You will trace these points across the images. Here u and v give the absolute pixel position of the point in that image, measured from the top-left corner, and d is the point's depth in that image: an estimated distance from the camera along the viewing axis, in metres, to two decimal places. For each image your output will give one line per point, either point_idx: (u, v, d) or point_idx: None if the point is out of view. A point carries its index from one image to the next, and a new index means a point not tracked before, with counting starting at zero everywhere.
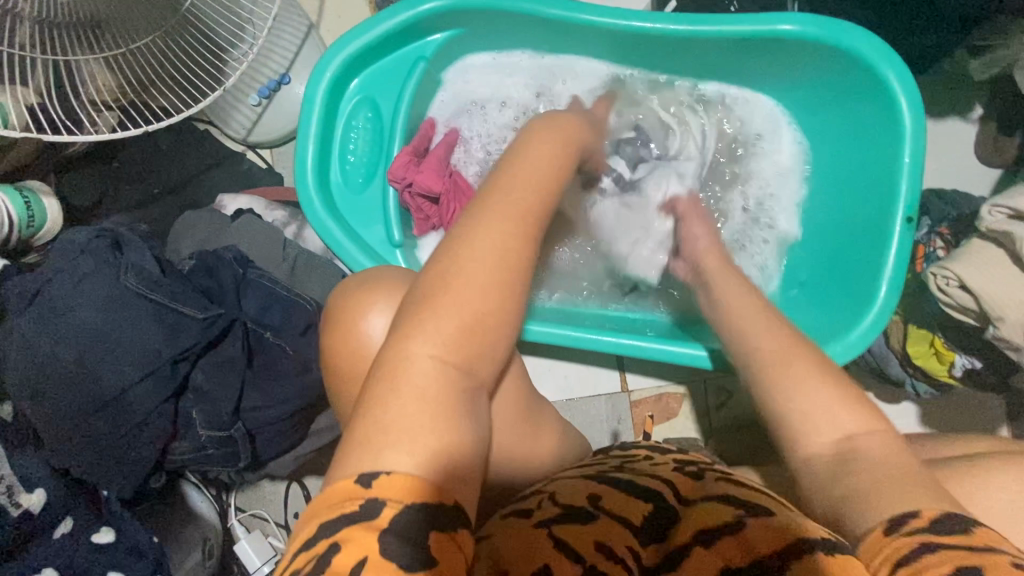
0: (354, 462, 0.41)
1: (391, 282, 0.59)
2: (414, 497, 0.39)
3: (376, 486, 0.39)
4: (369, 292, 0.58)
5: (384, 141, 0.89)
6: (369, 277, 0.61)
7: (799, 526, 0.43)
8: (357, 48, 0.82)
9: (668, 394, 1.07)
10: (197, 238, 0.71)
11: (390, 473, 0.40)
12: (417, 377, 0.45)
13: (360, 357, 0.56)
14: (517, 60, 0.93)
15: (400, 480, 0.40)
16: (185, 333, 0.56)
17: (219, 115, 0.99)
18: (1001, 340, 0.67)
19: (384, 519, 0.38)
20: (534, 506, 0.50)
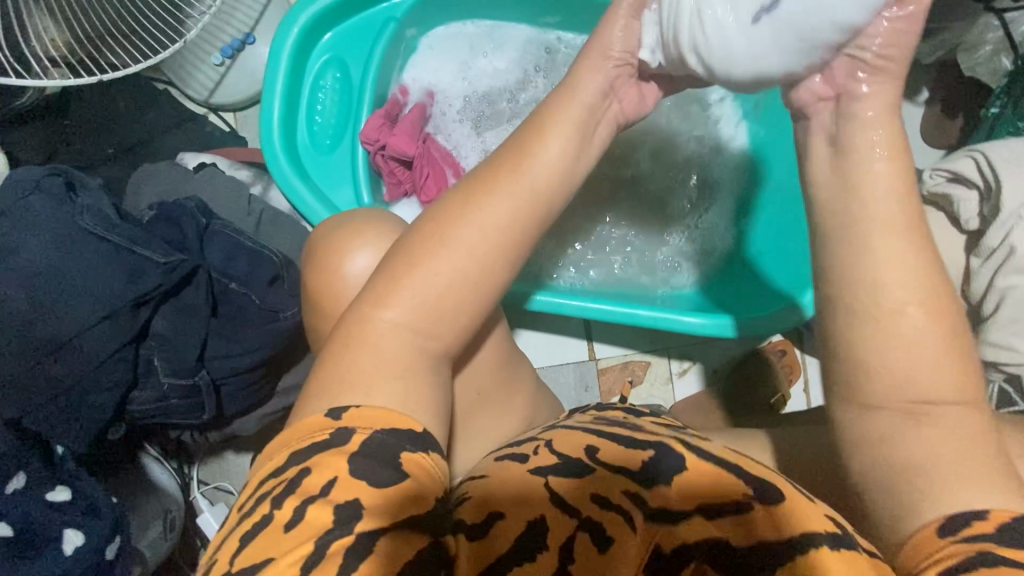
0: (340, 395, 0.44)
1: (364, 222, 0.59)
2: (389, 427, 0.43)
3: (346, 418, 0.42)
4: (343, 232, 0.58)
5: (352, 103, 0.87)
6: (346, 218, 0.61)
7: (810, 510, 0.39)
8: (325, 4, 0.81)
9: (634, 363, 1.10)
10: (157, 189, 0.69)
11: (365, 406, 0.43)
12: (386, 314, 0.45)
13: (327, 301, 0.55)
14: (488, 31, 0.94)
15: (377, 412, 0.43)
16: (147, 276, 0.56)
17: (179, 74, 0.96)
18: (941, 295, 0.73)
19: (356, 444, 0.41)
20: (532, 451, 0.48)
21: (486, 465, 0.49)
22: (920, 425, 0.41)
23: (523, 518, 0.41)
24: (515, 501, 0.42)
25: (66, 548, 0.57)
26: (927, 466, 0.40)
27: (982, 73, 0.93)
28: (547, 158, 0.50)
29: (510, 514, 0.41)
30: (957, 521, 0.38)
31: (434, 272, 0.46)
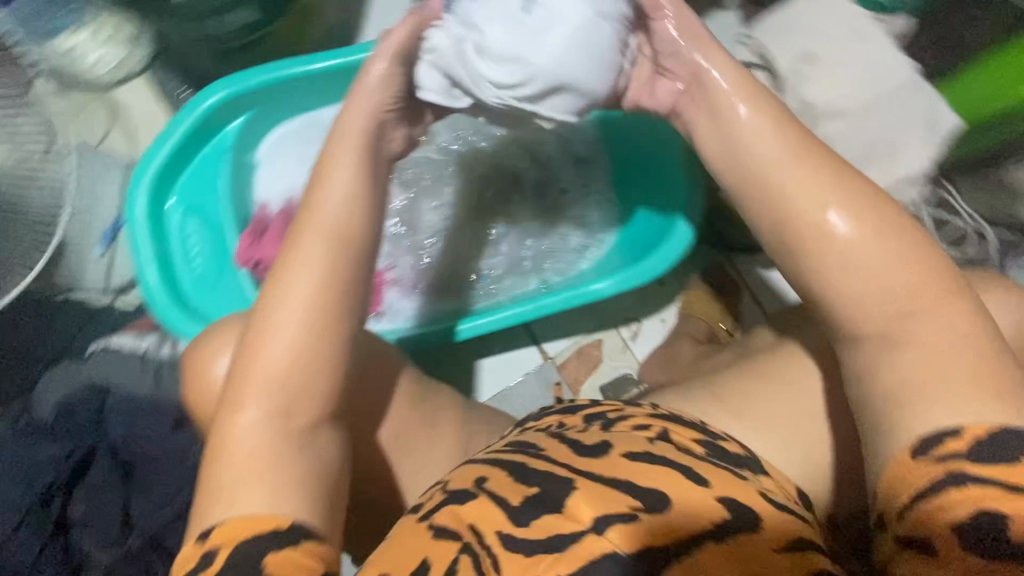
0: (215, 505, 0.49)
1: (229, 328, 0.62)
2: (257, 533, 0.47)
3: (218, 535, 0.48)
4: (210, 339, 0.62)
5: (221, 236, 0.93)
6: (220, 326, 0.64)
7: (686, 516, 0.47)
8: (158, 164, 0.88)
9: (586, 346, 1.13)
10: (59, 386, 0.74)
11: (228, 521, 0.48)
12: (243, 445, 0.51)
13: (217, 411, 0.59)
14: (315, 121, 1.03)
15: (242, 523, 0.48)
16: (47, 472, 0.68)
17: (72, 276, 1.03)
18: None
19: (220, 562, 0.46)
20: (432, 499, 0.54)
21: (395, 530, 0.53)
22: (887, 346, 0.52)
23: (410, 563, 0.48)
24: (411, 548, 0.49)
25: None
26: (899, 385, 0.51)
27: None
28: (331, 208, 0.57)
29: (394, 567, 0.48)
30: (927, 442, 0.48)
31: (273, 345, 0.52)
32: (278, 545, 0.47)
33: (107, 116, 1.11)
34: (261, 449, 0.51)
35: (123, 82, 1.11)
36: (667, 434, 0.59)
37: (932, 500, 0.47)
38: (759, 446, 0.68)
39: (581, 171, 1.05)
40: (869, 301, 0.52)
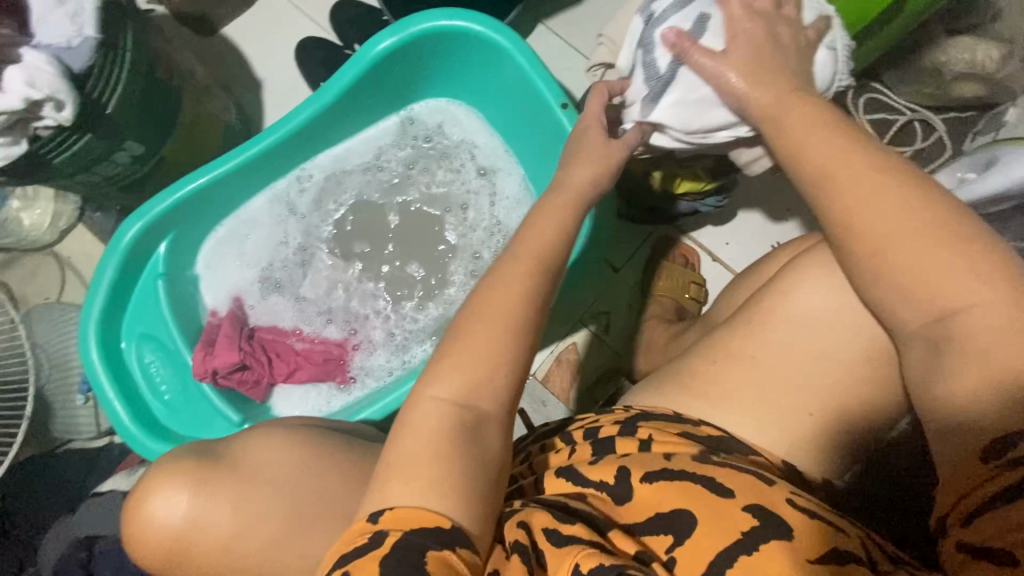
0: (381, 496, 0.45)
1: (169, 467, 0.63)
2: (419, 527, 0.43)
3: (383, 518, 0.44)
4: (146, 482, 0.62)
5: (180, 356, 0.96)
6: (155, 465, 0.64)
7: (720, 525, 0.50)
8: (99, 309, 0.91)
9: (564, 353, 1.12)
10: (57, 542, 0.76)
11: (398, 506, 0.44)
12: (432, 423, 0.48)
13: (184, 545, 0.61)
14: (239, 220, 1.05)
15: (409, 511, 0.44)
16: None
17: (65, 429, 1.08)
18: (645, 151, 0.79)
19: (389, 546, 0.42)
20: None
21: None
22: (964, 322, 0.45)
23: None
24: None
25: None
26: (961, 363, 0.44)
27: None
28: None
29: None
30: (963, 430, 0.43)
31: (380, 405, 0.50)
32: (427, 543, 0.42)
33: (58, 269, 1.16)
34: (394, 461, 0.47)
35: (65, 234, 1.17)
36: (651, 442, 0.61)
37: (975, 518, 0.41)
38: (724, 423, 0.67)
39: (489, 185, 1.05)
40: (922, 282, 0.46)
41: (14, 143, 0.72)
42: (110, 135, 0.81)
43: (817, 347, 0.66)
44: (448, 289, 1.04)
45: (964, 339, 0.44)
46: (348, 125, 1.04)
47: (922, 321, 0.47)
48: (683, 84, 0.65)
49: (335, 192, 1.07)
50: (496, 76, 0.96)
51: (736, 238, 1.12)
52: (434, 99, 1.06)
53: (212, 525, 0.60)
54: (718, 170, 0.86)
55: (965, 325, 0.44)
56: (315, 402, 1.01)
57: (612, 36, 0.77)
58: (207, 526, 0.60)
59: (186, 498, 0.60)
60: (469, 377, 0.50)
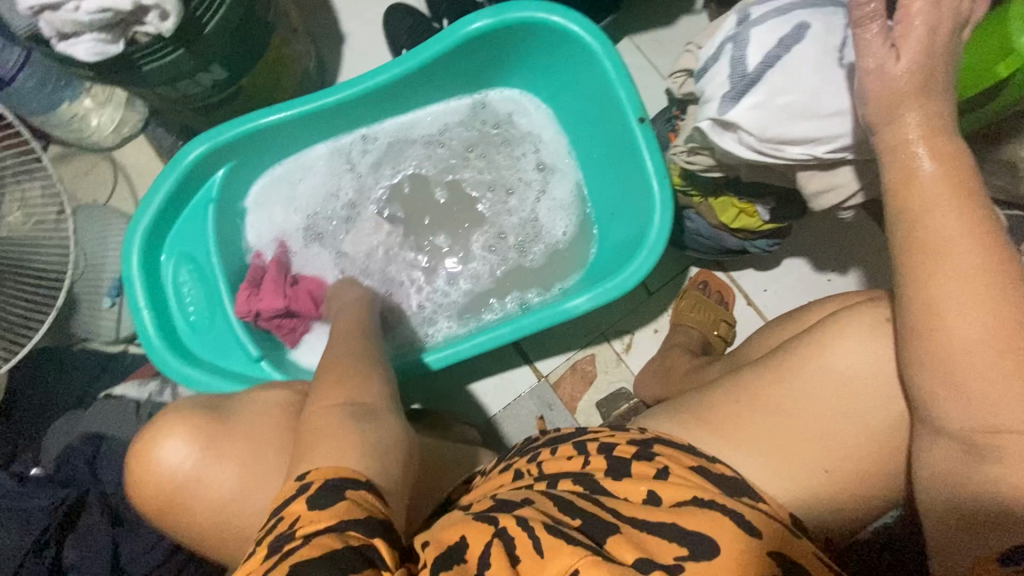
0: (303, 463, 0.53)
1: (185, 410, 0.59)
2: (339, 476, 0.51)
3: (307, 476, 0.51)
4: (156, 422, 0.58)
5: (214, 282, 0.98)
6: (166, 409, 0.60)
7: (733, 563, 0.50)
8: (148, 221, 0.92)
9: (580, 362, 1.12)
10: (63, 437, 0.77)
11: (317, 467, 0.52)
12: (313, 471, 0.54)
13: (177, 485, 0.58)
14: (296, 164, 1.06)
15: (328, 468, 0.52)
16: (35, 521, 0.64)
17: (85, 327, 1.09)
18: (707, 168, 0.77)
19: (312, 492, 0.50)
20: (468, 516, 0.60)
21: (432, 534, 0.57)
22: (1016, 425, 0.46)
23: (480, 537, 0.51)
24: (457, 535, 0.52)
25: None
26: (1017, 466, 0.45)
27: None
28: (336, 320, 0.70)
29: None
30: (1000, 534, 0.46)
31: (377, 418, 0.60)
32: (347, 484, 0.50)
33: (111, 175, 1.19)
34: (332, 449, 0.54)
35: (126, 141, 1.20)
36: (665, 472, 0.60)
37: None
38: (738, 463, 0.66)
39: (545, 182, 1.06)
40: (989, 376, 0.46)
41: (113, 42, 0.73)
42: (200, 55, 0.83)
43: (849, 408, 0.65)
44: (482, 273, 1.04)
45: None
46: (422, 95, 1.04)
47: (970, 427, 0.48)
48: (776, 87, 0.62)
49: (394, 158, 1.08)
50: (579, 78, 0.97)
51: (774, 285, 1.11)
52: (510, 87, 1.07)
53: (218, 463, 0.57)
54: (778, 212, 0.85)
55: (1009, 445, 0.46)
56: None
57: (699, 41, 0.72)
58: (211, 467, 0.57)
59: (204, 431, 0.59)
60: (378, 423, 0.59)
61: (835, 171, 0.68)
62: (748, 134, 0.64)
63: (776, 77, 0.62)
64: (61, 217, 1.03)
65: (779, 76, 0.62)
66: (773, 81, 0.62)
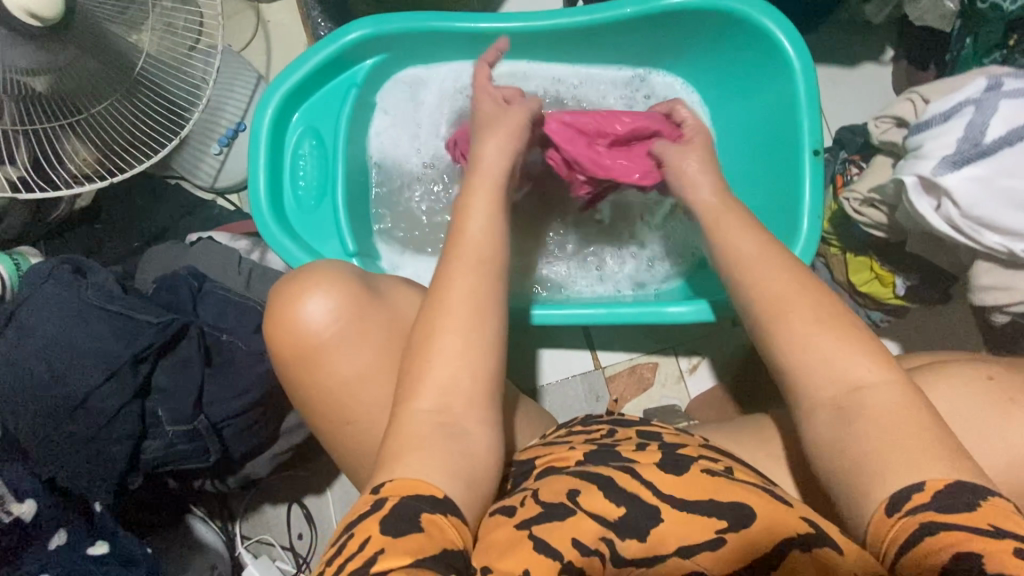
0: (385, 472, 0.50)
1: (324, 271, 0.60)
2: (414, 494, 0.48)
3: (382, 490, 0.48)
4: (299, 278, 0.60)
5: (330, 165, 0.96)
6: (303, 268, 0.63)
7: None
8: (291, 85, 0.90)
9: (641, 367, 1.10)
10: (160, 265, 0.77)
11: (392, 481, 0.49)
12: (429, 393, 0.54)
13: (297, 351, 0.58)
14: (439, 77, 1.02)
15: (404, 482, 0.49)
16: (142, 336, 0.61)
17: (186, 167, 1.10)
18: (872, 224, 0.73)
19: (386, 510, 0.47)
20: (520, 501, 0.57)
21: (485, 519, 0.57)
22: None
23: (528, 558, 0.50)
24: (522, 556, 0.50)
25: (95, 551, 0.67)
26: None
27: (932, 20, 0.94)
28: (476, 228, 0.63)
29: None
30: None
31: (485, 356, 0.56)
32: (423, 505, 0.47)
33: (253, 25, 1.17)
34: (414, 435, 0.52)
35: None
36: (731, 471, 0.59)
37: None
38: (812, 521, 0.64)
39: None
40: None
41: None
42: None
43: None
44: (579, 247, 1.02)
45: (866, 409, 0.52)
46: (589, 54, 0.98)
47: None
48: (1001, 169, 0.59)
49: None
50: (762, 87, 0.90)
51: None
52: (674, 77, 0.99)
53: (341, 340, 0.58)
54: (917, 289, 0.81)
55: None
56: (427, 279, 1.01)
57: (926, 92, 0.67)
58: (344, 339, 0.58)
59: (338, 304, 0.58)
60: (489, 288, 0.58)
61: (1018, 274, 0.63)
62: (953, 206, 0.61)
63: (1007, 156, 0.59)
64: (194, 53, 0.99)
65: (1013, 157, 0.59)
66: (1004, 159, 0.59)
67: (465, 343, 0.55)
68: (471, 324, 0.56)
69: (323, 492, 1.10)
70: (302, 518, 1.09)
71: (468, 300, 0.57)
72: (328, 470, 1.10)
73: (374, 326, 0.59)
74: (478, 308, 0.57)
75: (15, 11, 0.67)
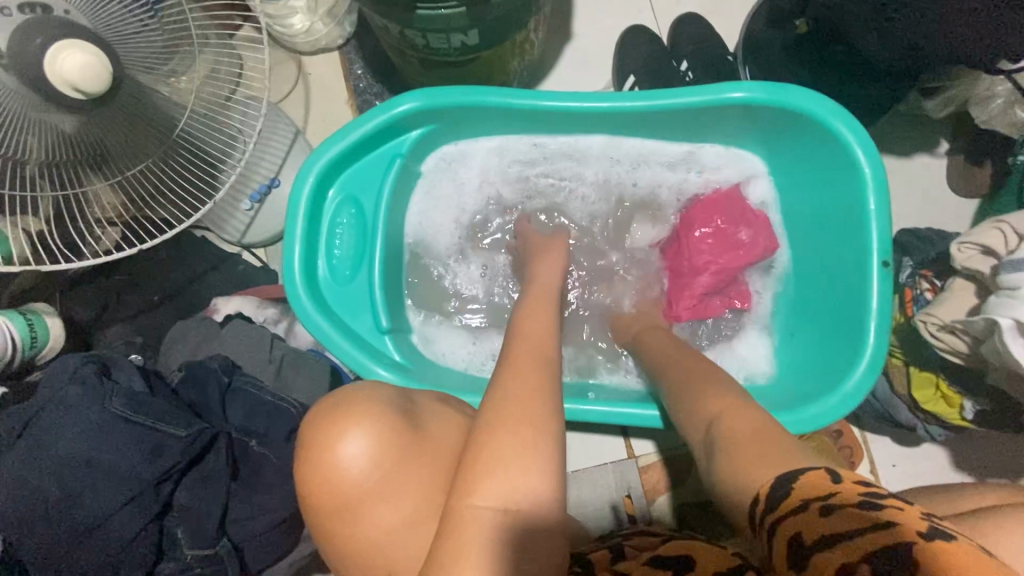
0: None
1: (358, 405, 0.55)
2: None
3: None
4: (339, 405, 0.55)
5: (368, 236, 0.92)
6: (339, 388, 0.58)
7: None
8: (334, 154, 0.87)
9: (676, 458, 1.04)
10: (187, 349, 0.73)
11: None
12: (482, 528, 0.49)
13: (330, 489, 0.52)
14: (485, 150, 0.99)
15: None
16: (168, 452, 0.59)
17: (214, 221, 1.06)
18: (950, 348, 0.69)
19: None
20: None
21: None
22: None
23: None
24: None
25: None
26: None
27: (999, 126, 0.92)
28: (529, 346, 0.64)
29: None
30: None
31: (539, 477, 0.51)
32: None
33: (293, 78, 1.15)
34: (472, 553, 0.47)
35: (319, 53, 1.16)
36: None
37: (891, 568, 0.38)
38: None
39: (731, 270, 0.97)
40: None
41: None
42: (471, 17, 0.78)
43: None
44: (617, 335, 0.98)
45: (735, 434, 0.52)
46: (642, 136, 0.95)
47: None
48: None
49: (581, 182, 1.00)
50: (826, 187, 0.87)
51: (906, 461, 0.96)
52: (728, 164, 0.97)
53: (382, 486, 0.53)
54: (987, 415, 0.76)
55: None
56: (460, 356, 0.97)
57: (1019, 225, 0.64)
58: (389, 470, 0.54)
59: (381, 435, 0.54)
60: (544, 400, 0.56)
61: None
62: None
63: None
64: (229, 105, 0.94)
65: None
66: None
67: (518, 456, 0.51)
68: (527, 441, 0.52)
69: (330, 573, 1.03)
70: None
71: (524, 415, 0.54)
72: None
73: (422, 455, 0.55)
74: (533, 423, 0.53)
75: (58, 84, 0.62)
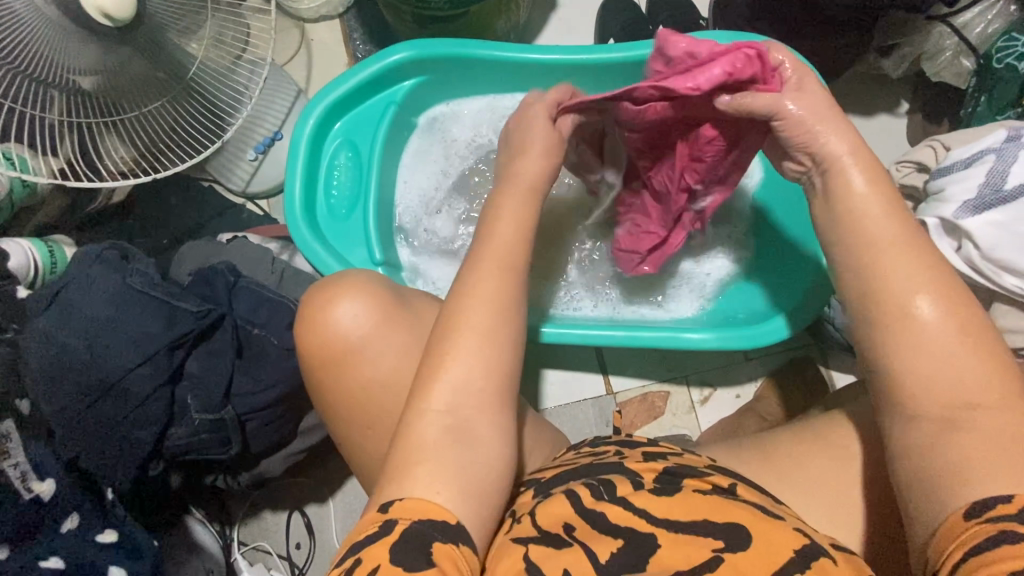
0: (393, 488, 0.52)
1: (354, 277, 0.64)
2: (425, 516, 0.50)
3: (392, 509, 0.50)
4: (335, 284, 0.63)
5: (363, 177, 0.99)
6: (337, 275, 0.66)
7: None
8: (333, 98, 0.94)
9: (653, 394, 1.11)
10: (196, 261, 0.80)
11: (406, 499, 0.51)
12: (427, 431, 0.54)
13: (328, 349, 0.61)
14: (474, 104, 1.07)
15: (415, 504, 0.51)
16: (181, 322, 0.69)
17: (220, 170, 1.13)
18: None
19: (395, 533, 0.48)
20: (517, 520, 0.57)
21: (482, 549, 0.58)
22: None
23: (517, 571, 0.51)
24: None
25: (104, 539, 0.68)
26: None
27: (949, 77, 1.00)
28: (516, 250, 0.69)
29: None
30: None
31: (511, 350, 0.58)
32: (431, 533, 0.49)
33: (296, 43, 1.23)
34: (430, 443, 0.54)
35: (321, 19, 1.24)
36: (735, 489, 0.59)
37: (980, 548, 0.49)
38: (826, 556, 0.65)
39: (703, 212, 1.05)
40: None
41: None
42: None
43: None
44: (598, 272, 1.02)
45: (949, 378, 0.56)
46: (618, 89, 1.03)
47: None
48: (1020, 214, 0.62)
49: None
50: None
51: None
52: None
53: (374, 343, 0.61)
54: None
55: None
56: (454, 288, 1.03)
57: (947, 141, 0.71)
58: (375, 340, 0.61)
59: (369, 309, 0.61)
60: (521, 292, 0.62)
61: None
62: (973, 247, 0.63)
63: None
64: (239, 63, 1.02)
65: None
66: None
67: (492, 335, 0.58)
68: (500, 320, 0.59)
69: (325, 501, 1.08)
70: (302, 526, 1.07)
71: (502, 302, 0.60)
72: (331, 480, 1.08)
73: (405, 330, 0.61)
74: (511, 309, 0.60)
75: (90, 10, 0.70)
